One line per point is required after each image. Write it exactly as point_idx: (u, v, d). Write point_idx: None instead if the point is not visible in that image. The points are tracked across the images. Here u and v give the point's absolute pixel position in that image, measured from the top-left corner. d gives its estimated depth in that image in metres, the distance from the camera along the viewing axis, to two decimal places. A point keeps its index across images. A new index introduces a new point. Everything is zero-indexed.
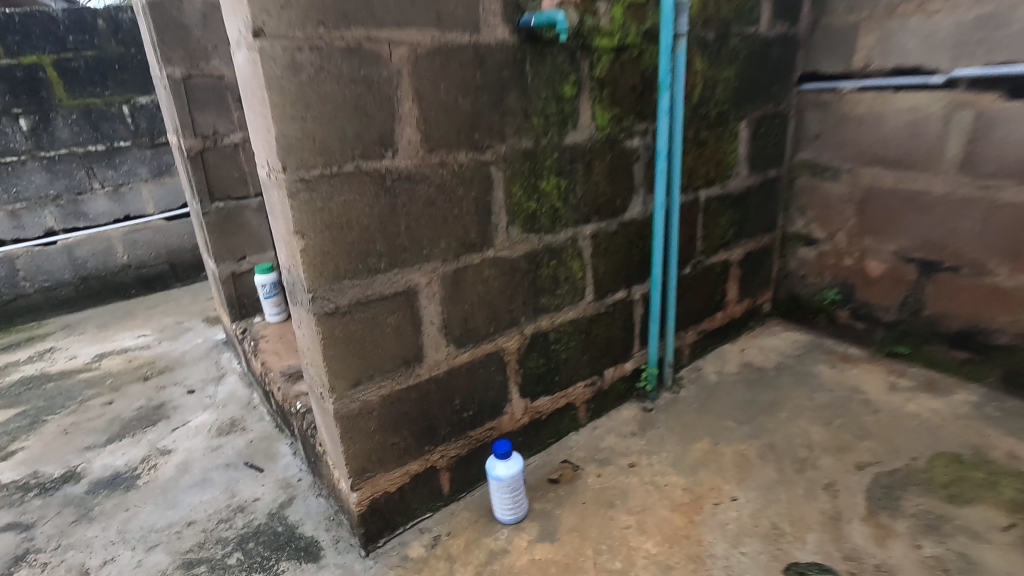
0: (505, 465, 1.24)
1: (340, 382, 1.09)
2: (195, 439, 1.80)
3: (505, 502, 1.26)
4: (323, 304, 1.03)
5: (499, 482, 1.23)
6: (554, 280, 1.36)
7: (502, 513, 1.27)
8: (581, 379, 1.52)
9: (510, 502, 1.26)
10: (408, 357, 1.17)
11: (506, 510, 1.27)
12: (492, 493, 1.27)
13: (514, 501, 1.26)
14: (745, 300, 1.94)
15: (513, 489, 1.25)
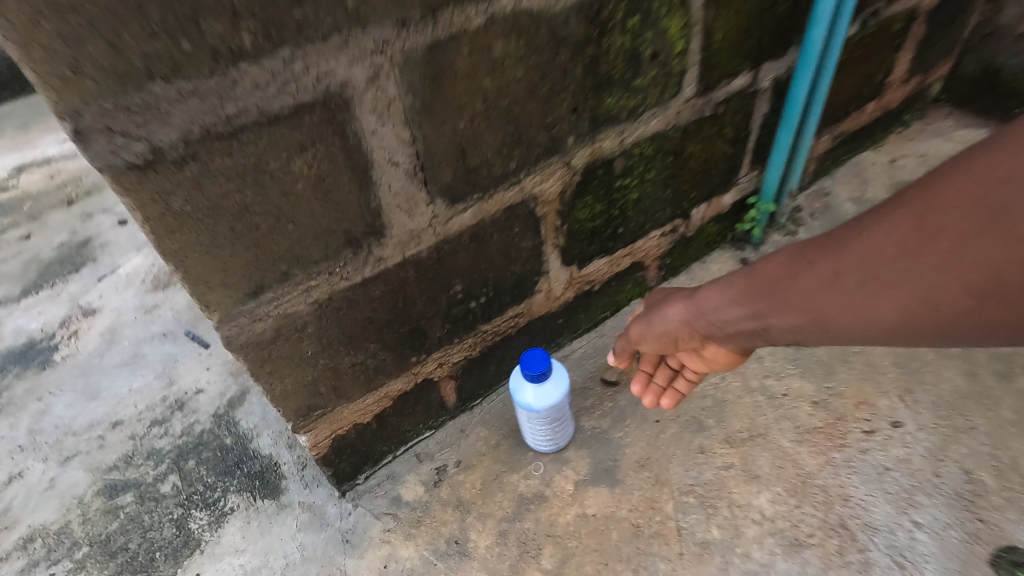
0: (534, 389, 0.78)
1: (221, 294, 0.56)
2: (125, 294, 1.37)
3: (542, 435, 0.83)
4: (118, 148, 0.44)
5: (532, 414, 0.79)
6: (632, 59, 0.70)
7: (547, 446, 0.85)
8: (656, 227, 0.96)
9: (549, 434, 0.83)
10: (354, 230, 0.61)
11: (542, 442, 0.85)
12: (524, 427, 0.84)
13: (556, 433, 0.83)
14: (913, 80, 1.22)
15: (556, 417, 0.80)
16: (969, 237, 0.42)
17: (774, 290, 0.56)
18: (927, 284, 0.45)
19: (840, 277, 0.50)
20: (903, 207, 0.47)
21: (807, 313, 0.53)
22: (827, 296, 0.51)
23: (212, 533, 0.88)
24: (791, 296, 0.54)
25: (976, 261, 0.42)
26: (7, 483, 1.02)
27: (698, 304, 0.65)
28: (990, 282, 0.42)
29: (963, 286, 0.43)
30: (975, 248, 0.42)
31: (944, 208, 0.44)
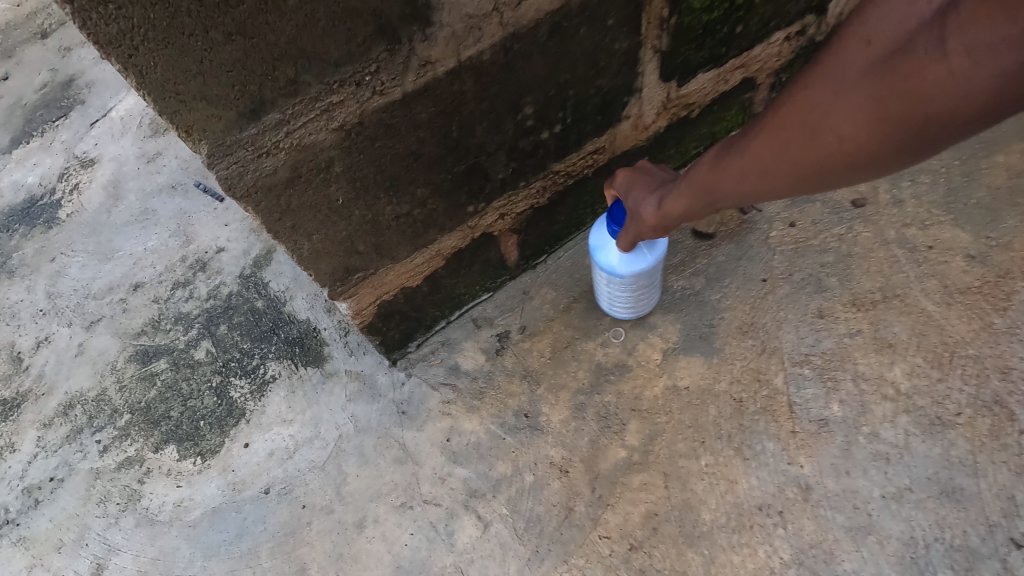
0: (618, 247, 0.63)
1: (206, 112, 0.38)
2: (123, 141, 1.19)
3: (619, 297, 0.69)
4: None
5: (614, 278, 0.65)
6: None
7: (626, 317, 0.72)
8: (782, 25, 0.71)
9: (627, 297, 0.69)
10: (389, 12, 0.41)
11: (617, 307, 0.71)
12: (601, 294, 0.70)
13: (634, 296, 0.69)
14: None
15: (642, 284, 0.66)
16: (824, 130, 0.40)
17: (681, 177, 0.54)
18: (785, 159, 0.43)
19: (727, 156, 0.48)
20: (786, 91, 0.44)
21: (695, 188, 0.52)
22: (726, 189, 0.49)
23: (255, 402, 0.80)
24: (688, 176, 0.53)
25: (829, 128, 0.40)
26: (36, 348, 0.95)
27: (633, 185, 0.60)
28: (841, 153, 0.40)
29: (808, 152, 0.41)
30: (831, 121, 0.40)
31: (814, 87, 0.42)
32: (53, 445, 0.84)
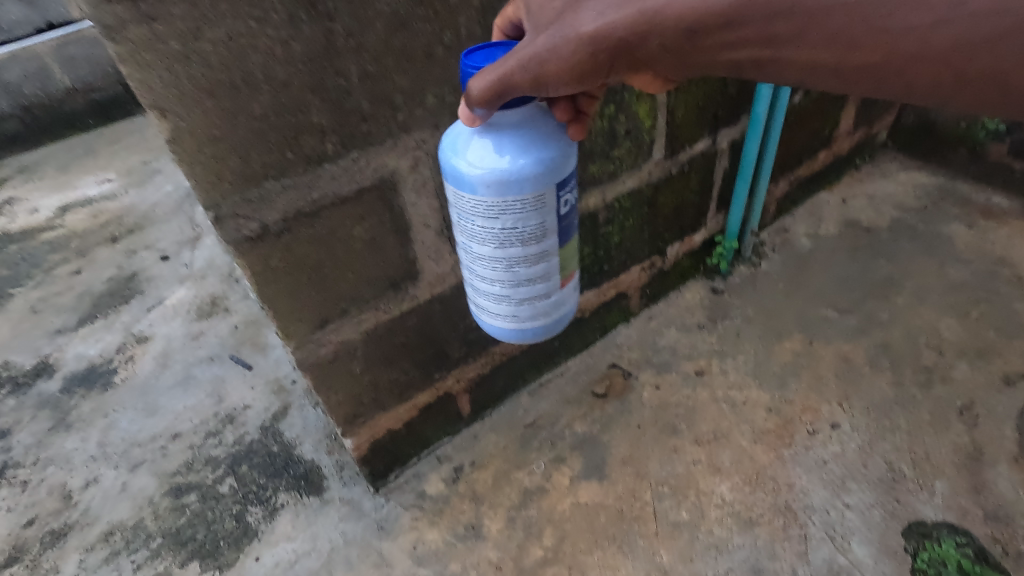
0: (484, 148, 0.59)
1: (298, 326, 0.74)
2: (173, 323, 1.54)
3: (472, 268, 0.69)
4: (243, 226, 0.62)
5: (481, 176, 0.59)
6: (610, 136, 0.89)
7: (505, 265, 0.66)
8: (636, 263, 1.14)
9: (479, 262, 0.67)
10: (396, 276, 0.79)
11: (476, 269, 0.69)
12: (470, 222, 0.64)
13: (485, 269, 0.68)
14: (859, 131, 1.41)
15: (516, 199, 0.60)
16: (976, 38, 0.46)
17: None
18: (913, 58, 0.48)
19: (949, 15, 0.46)
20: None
21: (871, 58, 0.50)
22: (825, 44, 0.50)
23: (266, 524, 1.04)
24: (851, 34, 0.49)
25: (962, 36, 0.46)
26: (84, 488, 1.18)
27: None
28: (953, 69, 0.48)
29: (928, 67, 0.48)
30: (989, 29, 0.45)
31: None
32: (92, 566, 1.05)
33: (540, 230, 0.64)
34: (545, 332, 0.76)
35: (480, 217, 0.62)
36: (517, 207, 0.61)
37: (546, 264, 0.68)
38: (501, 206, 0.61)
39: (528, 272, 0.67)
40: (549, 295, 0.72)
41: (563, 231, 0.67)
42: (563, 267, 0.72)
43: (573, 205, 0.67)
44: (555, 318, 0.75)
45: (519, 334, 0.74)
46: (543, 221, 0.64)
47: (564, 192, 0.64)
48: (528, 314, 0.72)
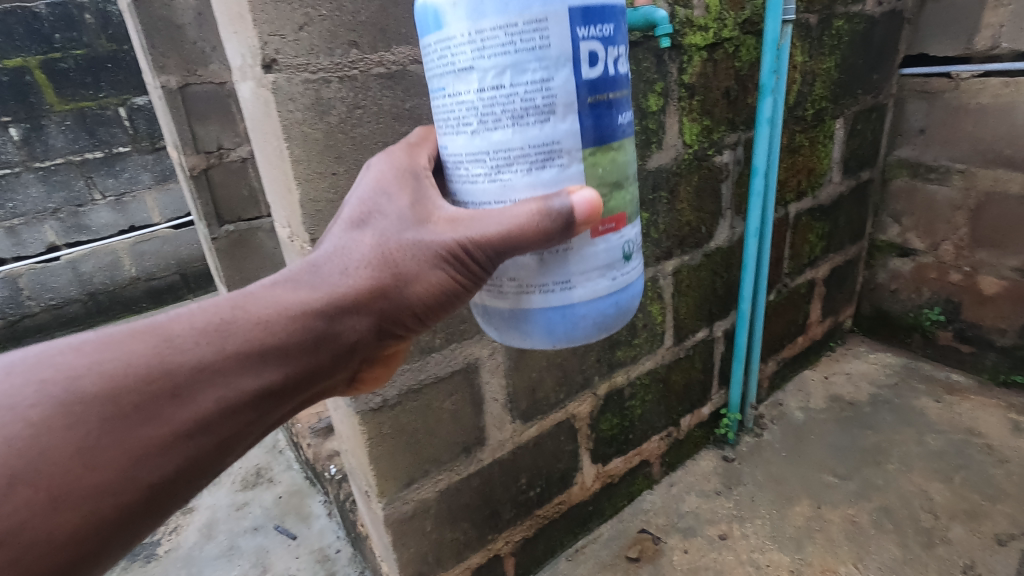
0: None
1: (391, 484, 0.89)
2: (218, 493, 1.63)
3: (459, 174, 0.58)
4: (368, 399, 0.82)
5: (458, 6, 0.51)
6: (632, 328, 1.14)
7: (481, 154, 0.55)
8: (656, 433, 1.31)
9: (463, 165, 0.57)
10: (468, 442, 0.97)
11: (455, 144, 0.57)
12: (449, 71, 0.54)
13: (472, 166, 0.56)
14: (828, 320, 1.69)
15: (494, 40, 0.51)
16: None
17: None
18: None
19: None
20: None
21: None
22: None
23: None
24: None
25: None
26: None
27: None
28: None
29: None
30: None
31: None
32: None
33: (540, 89, 0.52)
34: (564, 334, 0.61)
35: (454, 60, 0.53)
36: (499, 38, 0.50)
37: (556, 163, 0.54)
38: (479, 39, 0.51)
39: (529, 171, 0.54)
40: (571, 247, 0.57)
41: (581, 114, 0.54)
42: (588, 182, 0.56)
43: (598, 77, 0.54)
44: (581, 292, 0.59)
45: (532, 315, 0.60)
46: (544, 74, 0.52)
47: (577, 41, 0.52)
48: (543, 276, 0.58)
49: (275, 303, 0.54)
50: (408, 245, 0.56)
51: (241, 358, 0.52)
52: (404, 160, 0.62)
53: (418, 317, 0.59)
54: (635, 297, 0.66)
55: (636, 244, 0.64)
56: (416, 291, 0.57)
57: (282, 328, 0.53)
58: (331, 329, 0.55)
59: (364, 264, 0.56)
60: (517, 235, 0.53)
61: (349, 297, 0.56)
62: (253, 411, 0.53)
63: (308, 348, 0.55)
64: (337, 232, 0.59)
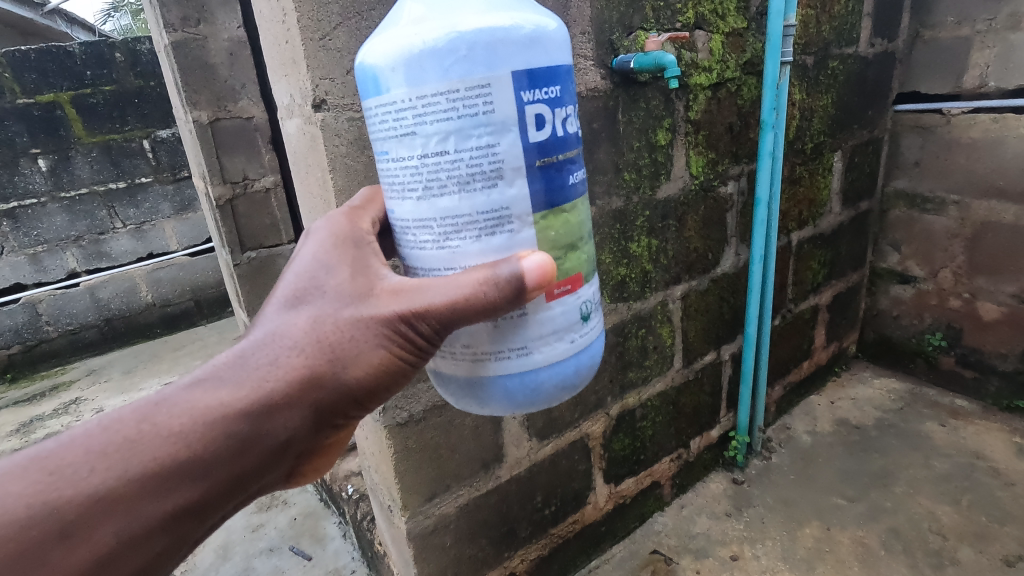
0: (403, 39, 0.50)
1: (414, 499, 0.92)
2: (233, 515, 1.65)
3: (407, 240, 0.57)
4: (395, 415, 0.86)
5: (398, 73, 0.50)
6: (643, 351, 1.19)
7: (426, 219, 0.54)
8: (666, 455, 1.34)
9: (410, 231, 0.56)
10: (488, 459, 1.00)
11: (399, 207, 0.56)
12: (390, 137, 0.53)
13: (420, 231, 0.55)
14: (832, 345, 1.73)
15: (436, 110, 0.50)
16: None
17: None
18: None
19: None
20: None
21: None
22: None
23: None
24: None
25: None
26: None
27: None
28: None
29: None
30: None
31: None
32: None
33: (486, 155, 0.51)
34: (524, 400, 0.58)
35: (399, 128, 0.52)
36: (441, 104, 0.49)
37: (504, 227, 0.53)
38: (422, 106, 0.50)
39: (478, 237, 0.53)
40: (527, 311, 0.55)
41: (530, 178, 0.53)
42: (541, 246, 0.55)
43: (545, 139, 0.53)
44: (540, 356, 0.57)
45: (490, 381, 0.57)
46: (489, 140, 0.51)
47: (522, 105, 0.51)
48: (497, 342, 0.56)
49: (190, 411, 0.50)
50: (345, 328, 0.52)
51: (153, 480, 0.48)
52: (345, 224, 0.59)
53: (360, 402, 0.55)
54: (597, 356, 0.64)
55: (595, 302, 0.62)
56: (356, 376, 0.53)
57: (197, 441, 0.49)
58: (258, 432, 0.51)
59: (296, 351, 0.51)
60: (466, 305, 0.51)
61: (277, 392, 0.51)
62: (169, 532, 0.50)
63: (231, 458, 0.51)
64: (267, 315, 0.54)
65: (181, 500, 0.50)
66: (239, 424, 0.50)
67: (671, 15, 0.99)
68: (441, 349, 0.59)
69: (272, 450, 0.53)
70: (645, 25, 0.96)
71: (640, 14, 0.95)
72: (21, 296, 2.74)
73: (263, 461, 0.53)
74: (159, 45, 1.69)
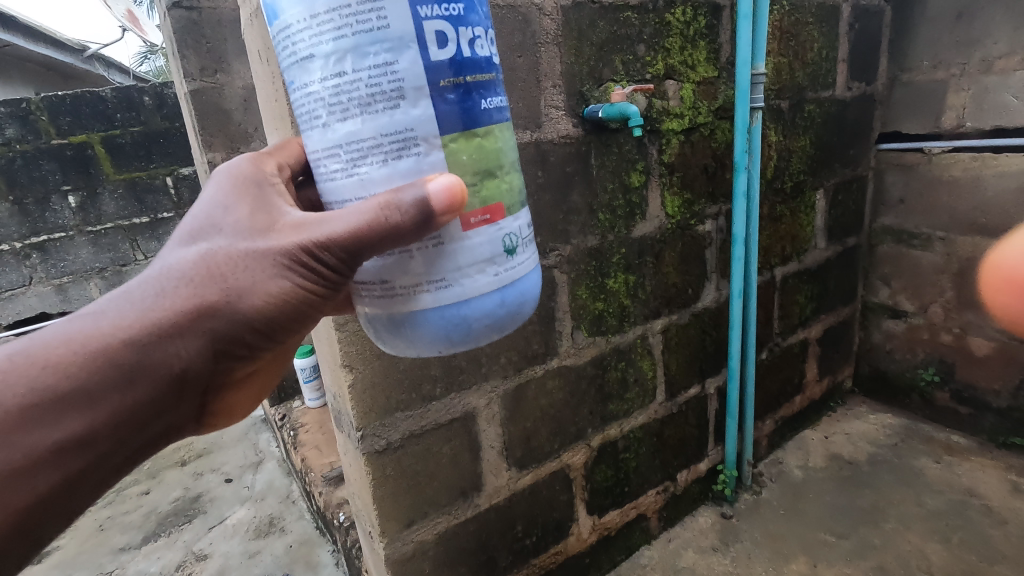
0: None
1: (392, 525, 0.96)
2: (232, 541, 1.70)
3: (321, 172, 0.58)
4: (373, 442, 0.91)
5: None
6: (623, 383, 1.22)
7: (331, 139, 0.55)
8: (652, 487, 1.35)
9: (322, 159, 0.57)
10: (466, 487, 1.04)
11: (310, 135, 0.57)
12: (292, 60, 0.55)
13: (330, 159, 0.56)
14: (826, 379, 1.73)
15: (328, 26, 0.51)
16: None
17: None
18: None
19: None
20: None
21: None
22: None
23: None
24: None
25: None
26: None
27: None
28: None
29: None
30: None
31: None
32: None
33: (384, 73, 0.51)
34: (450, 336, 0.59)
35: (299, 50, 0.54)
36: (335, 20, 0.51)
37: (412, 149, 0.53)
38: (316, 24, 0.52)
39: (384, 161, 0.53)
40: (441, 239, 0.56)
41: (434, 98, 0.53)
42: (453, 169, 0.55)
43: (450, 58, 0.54)
44: (460, 289, 0.57)
45: (413, 316, 0.58)
46: (386, 57, 0.51)
47: (419, 20, 0.52)
48: (418, 274, 0.56)
49: (69, 343, 0.55)
50: (237, 259, 0.56)
51: (34, 409, 0.54)
52: (250, 169, 0.63)
53: (260, 332, 0.59)
54: (529, 290, 0.64)
55: (522, 236, 0.62)
56: (251, 305, 0.57)
57: (77, 372, 0.54)
58: (145, 362, 0.56)
59: (185, 282, 0.56)
60: (369, 229, 0.53)
61: (164, 323, 0.55)
62: (60, 458, 0.56)
63: (116, 388, 0.56)
64: (164, 252, 0.59)
65: (68, 430, 0.55)
66: (122, 354, 0.55)
67: (641, 67, 1.06)
68: (356, 284, 0.61)
69: (163, 382, 0.57)
70: (616, 78, 1.04)
71: (610, 67, 1.02)
72: (45, 325, 2.87)
73: (153, 392, 0.58)
74: (180, 92, 1.81)
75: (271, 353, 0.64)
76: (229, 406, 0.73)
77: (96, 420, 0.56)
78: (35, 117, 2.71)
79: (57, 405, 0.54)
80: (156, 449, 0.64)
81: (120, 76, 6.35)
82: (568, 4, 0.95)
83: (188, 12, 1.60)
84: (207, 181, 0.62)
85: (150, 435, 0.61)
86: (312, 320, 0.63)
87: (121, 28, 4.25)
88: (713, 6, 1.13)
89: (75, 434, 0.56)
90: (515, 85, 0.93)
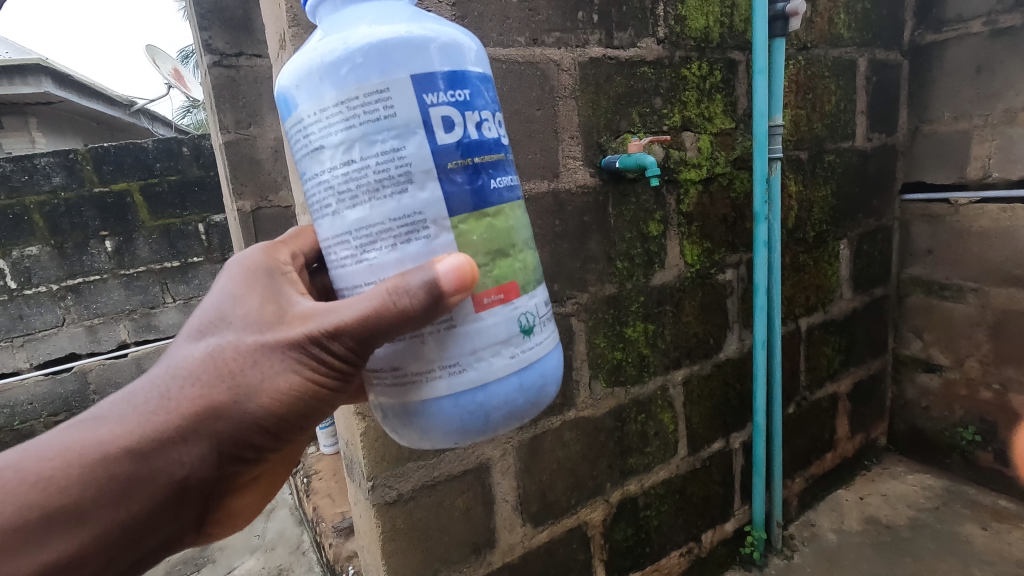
0: (298, 64, 0.56)
1: None
2: None
3: (331, 259, 0.59)
4: (384, 492, 0.89)
5: (298, 90, 0.56)
6: (643, 437, 1.18)
7: (341, 227, 0.56)
8: (675, 548, 1.28)
9: (332, 248, 0.58)
10: (479, 543, 1.00)
11: (320, 223, 0.59)
12: (302, 151, 0.57)
13: (340, 247, 0.57)
14: (858, 436, 1.65)
15: (334, 117, 0.54)
16: None
17: None
18: None
19: None
20: None
21: None
22: None
23: None
24: None
25: None
26: None
27: None
28: None
29: None
30: None
31: None
32: None
33: (392, 159, 0.53)
34: (465, 426, 0.57)
35: (308, 140, 0.56)
36: (343, 112, 0.53)
37: (421, 233, 0.54)
38: (325, 116, 0.54)
39: (393, 245, 0.54)
40: (453, 321, 0.56)
41: (441, 180, 0.54)
42: (462, 249, 0.55)
43: (457, 141, 0.55)
44: (476, 373, 0.56)
45: (428, 406, 0.57)
46: (394, 143, 0.53)
47: (425, 107, 0.53)
48: (434, 360, 0.56)
49: (64, 455, 0.55)
50: (246, 354, 0.56)
51: (24, 530, 0.53)
52: (263, 258, 0.64)
53: (267, 431, 0.59)
54: (548, 373, 0.63)
55: (540, 314, 0.61)
56: (258, 404, 0.57)
57: (72, 486, 0.54)
58: (145, 470, 0.56)
59: (193, 381, 0.56)
60: (378, 315, 0.54)
61: (167, 430, 0.56)
62: None
63: (111, 503, 0.55)
64: (172, 349, 0.59)
65: (58, 553, 0.55)
66: (120, 465, 0.55)
67: (658, 119, 1.08)
68: (368, 371, 0.61)
69: (163, 490, 0.57)
70: (633, 130, 1.05)
71: (627, 120, 1.04)
72: (74, 365, 2.95)
73: (150, 505, 0.57)
74: (216, 142, 1.90)
75: (279, 453, 0.64)
76: (233, 510, 0.72)
77: (86, 538, 0.55)
78: (80, 166, 2.83)
79: (47, 524, 0.54)
80: (153, 561, 0.63)
81: (163, 130, 6.75)
82: (584, 59, 0.98)
83: (227, 70, 1.70)
84: (217, 273, 0.63)
85: (142, 552, 0.60)
86: (321, 417, 0.63)
87: (166, 85, 4.53)
88: (728, 61, 1.15)
89: (62, 558, 0.55)
90: (534, 136, 0.95)
